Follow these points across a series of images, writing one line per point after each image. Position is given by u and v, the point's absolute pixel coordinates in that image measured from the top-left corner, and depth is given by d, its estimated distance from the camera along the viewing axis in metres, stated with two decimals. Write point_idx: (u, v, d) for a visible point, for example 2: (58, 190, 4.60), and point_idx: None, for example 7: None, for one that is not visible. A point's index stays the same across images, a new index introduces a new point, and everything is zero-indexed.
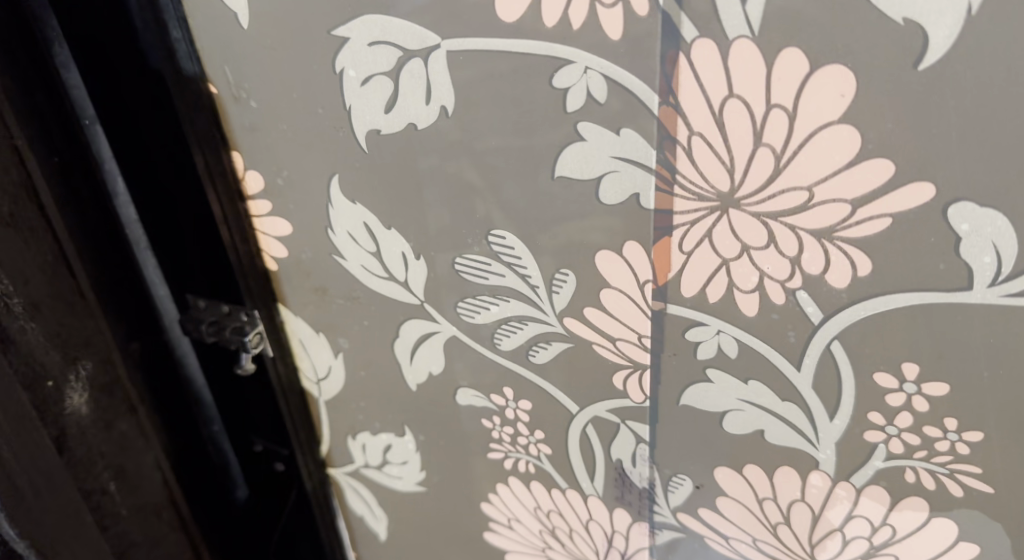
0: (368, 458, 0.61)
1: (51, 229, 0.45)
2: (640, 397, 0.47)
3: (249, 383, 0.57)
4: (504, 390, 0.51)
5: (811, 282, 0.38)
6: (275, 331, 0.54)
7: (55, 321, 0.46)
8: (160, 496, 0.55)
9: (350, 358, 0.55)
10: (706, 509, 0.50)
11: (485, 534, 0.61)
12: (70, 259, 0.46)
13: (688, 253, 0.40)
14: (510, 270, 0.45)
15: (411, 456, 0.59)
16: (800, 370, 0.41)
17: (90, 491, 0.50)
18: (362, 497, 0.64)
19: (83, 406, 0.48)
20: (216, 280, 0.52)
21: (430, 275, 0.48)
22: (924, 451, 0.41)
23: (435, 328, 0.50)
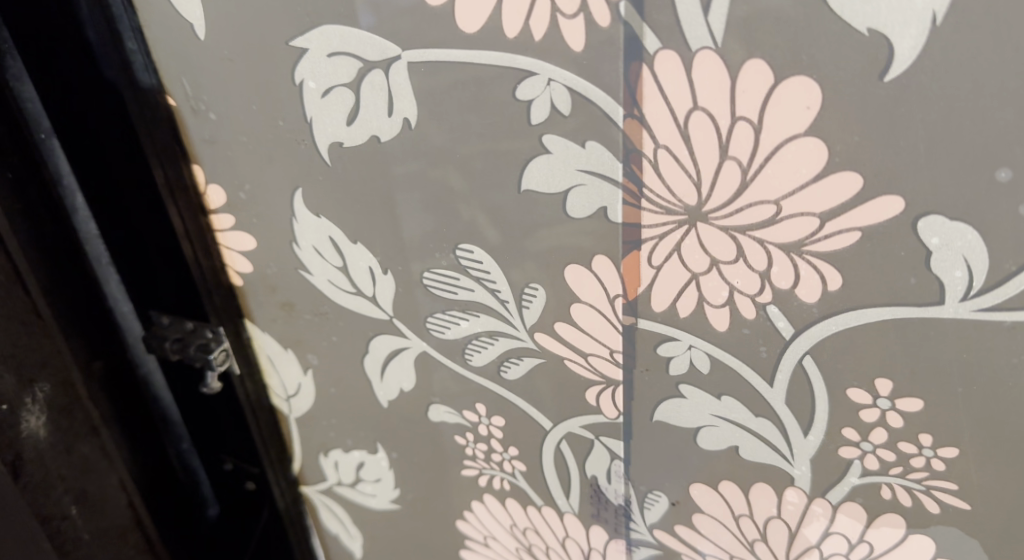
0: (341, 476, 0.59)
1: (4, 248, 0.44)
2: (613, 412, 0.45)
3: (218, 400, 0.56)
4: (477, 407, 0.50)
5: (783, 297, 0.37)
6: (242, 348, 0.53)
7: (10, 342, 0.45)
8: (125, 518, 0.54)
9: (319, 374, 0.53)
10: (683, 527, 0.48)
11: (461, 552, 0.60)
12: (26, 279, 0.45)
13: (657, 267, 0.39)
14: (479, 285, 0.44)
15: (385, 473, 0.58)
16: (774, 386, 0.40)
17: (50, 517, 0.48)
18: (336, 515, 0.63)
19: (41, 429, 0.47)
20: (183, 295, 0.51)
21: (398, 289, 0.46)
22: (899, 468, 0.39)
23: (404, 344, 0.49)
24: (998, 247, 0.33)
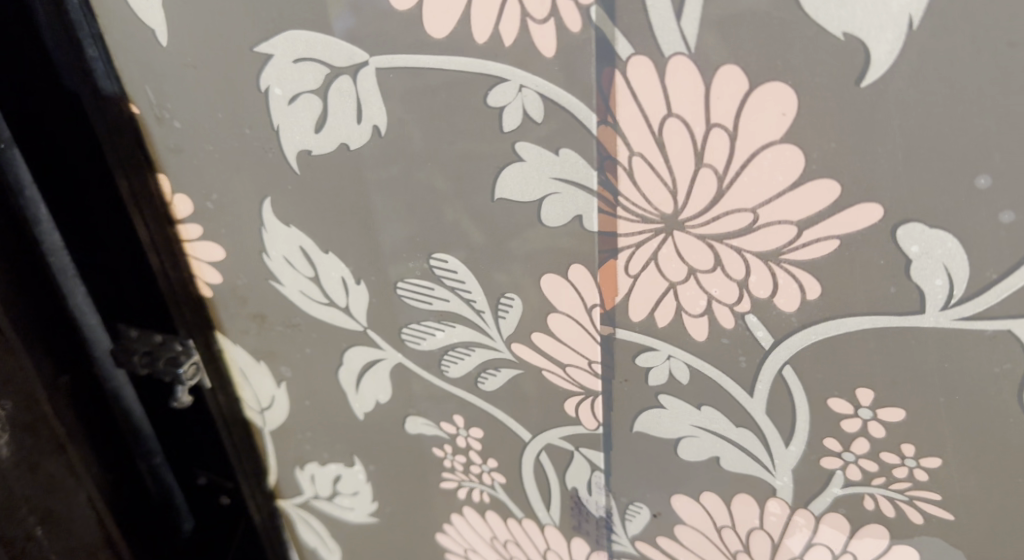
0: (318, 490, 0.58)
1: None
2: (593, 424, 0.45)
3: (190, 414, 0.55)
4: (455, 418, 0.49)
5: (761, 306, 0.37)
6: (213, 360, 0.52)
7: None
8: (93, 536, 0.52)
9: (293, 387, 0.52)
10: (665, 539, 0.48)
11: None
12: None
13: (634, 276, 0.39)
14: (454, 296, 0.43)
15: (362, 486, 0.57)
16: (753, 396, 0.39)
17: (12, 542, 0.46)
18: (313, 528, 0.62)
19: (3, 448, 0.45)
20: (151, 307, 0.50)
21: (372, 299, 0.45)
22: (882, 478, 0.38)
23: (379, 355, 0.48)
24: (978, 257, 0.32)
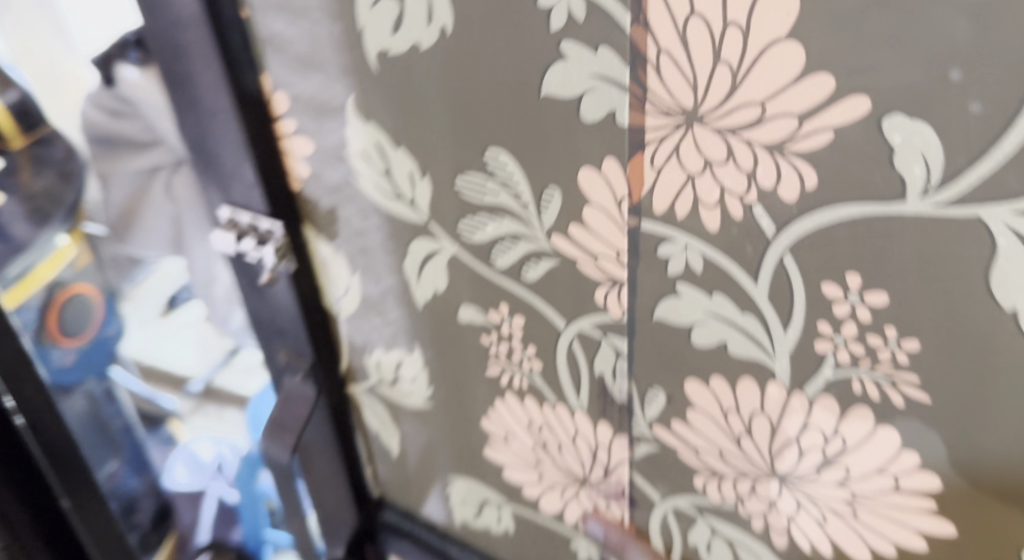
0: (383, 374, 0.65)
1: None
2: (618, 312, 0.50)
3: (273, 302, 0.60)
4: (500, 305, 0.55)
5: (767, 196, 0.41)
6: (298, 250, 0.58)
7: None
8: None
9: (364, 277, 0.59)
10: (678, 422, 0.51)
11: (486, 450, 0.65)
12: None
13: (658, 169, 0.44)
14: (503, 191, 0.49)
15: (420, 372, 0.63)
16: (758, 283, 0.44)
17: None
18: (376, 413, 0.69)
19: None
20: (249, 195, 0.54)
21: (434, 193, 0.52)
22: (867, 361, 0.41)
23: (437, 247, 0.55)
24: (952, 146, 0.35)
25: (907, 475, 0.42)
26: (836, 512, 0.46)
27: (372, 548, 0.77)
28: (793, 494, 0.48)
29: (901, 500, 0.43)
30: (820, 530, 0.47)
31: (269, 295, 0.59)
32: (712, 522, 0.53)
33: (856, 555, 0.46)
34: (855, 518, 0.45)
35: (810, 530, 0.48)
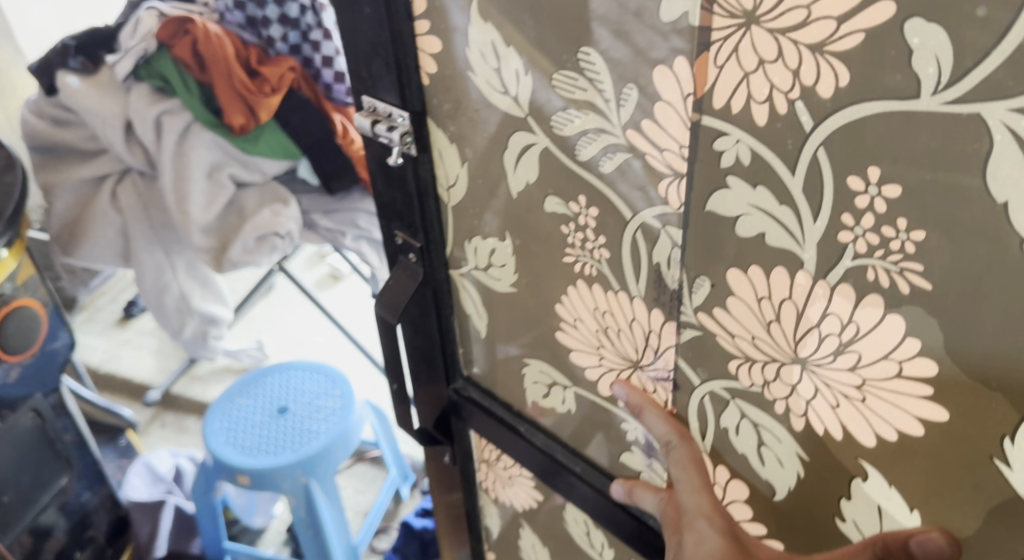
0: (477, 261, 0.67)
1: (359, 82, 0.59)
2: (677, 203, 0.50)
3: (399, 183, 0.65)
4: (579, 197, 0.55)
5: (808, 93, 0.41)
6: (421, 139, 0.62)
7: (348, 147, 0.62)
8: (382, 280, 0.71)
9: (473, 168, 0.61)
10: (719, 310, 0.52)
11: (558, 331, 0.65)
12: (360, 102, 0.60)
13: (721, 67, 0.43)
14: (591, 86, 0.50)
15: (509, 260, 0.64)
16: (795, 174, 0.43)
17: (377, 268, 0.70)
18: (470, 298, 0.71)
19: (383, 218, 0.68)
20: (384, 89, 0.60)
21: (535, 88, 0.53)
22: (881, 251, 0.43)
23: (533, 140, 0.55)
24: (964, 46, 0.36)
25: (909, 361, 0.46)
26: (848, 397, 0.50)
27: (455, 423, 0.82)
28: (812, 380, 0.50)
29: (904, 385, 0.47)
30: (833, 415, 0.51)
31: (398, 178, 0.65)
32: (742, 406, 0.55)
33: (863, 438, 0.51)
34: (864, 402, 0.49)
35: (825, 415, 0.51)
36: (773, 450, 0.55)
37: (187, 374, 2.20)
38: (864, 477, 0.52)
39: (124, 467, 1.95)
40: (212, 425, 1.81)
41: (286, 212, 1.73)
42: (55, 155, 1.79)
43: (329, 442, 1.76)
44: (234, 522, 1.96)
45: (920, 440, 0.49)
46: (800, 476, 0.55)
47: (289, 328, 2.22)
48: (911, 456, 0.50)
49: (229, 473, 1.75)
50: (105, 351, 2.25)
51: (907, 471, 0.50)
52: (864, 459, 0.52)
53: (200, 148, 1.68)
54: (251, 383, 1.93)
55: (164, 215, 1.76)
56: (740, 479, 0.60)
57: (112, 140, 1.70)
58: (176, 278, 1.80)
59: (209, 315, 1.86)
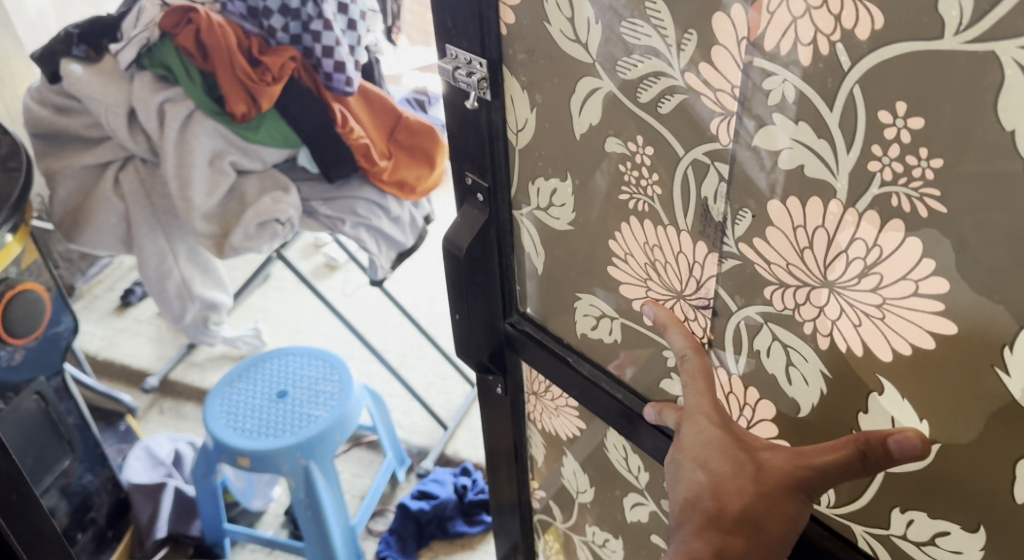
0: (541, 201, 0.85)
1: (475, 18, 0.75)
2: (726, 140, 0.62)
3: (474, 125, 0.83)
4: (638, 138, 0.69)
5: (847, 36, 0.51)
6: (495, 86, 0.79)
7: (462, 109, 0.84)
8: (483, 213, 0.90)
9: (541, 112, 0.78)
10: (760, 238, 0.63)
11: (610, 267, 0.81)
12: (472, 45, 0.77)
13: (772, 13, 0.54)
14: (655, 31, 0.62)
15: (568, 200, 0.81)
16: (832, 111, 0.54)
17: (475, 190, 0.89)
18: (530, 235, 0.89)
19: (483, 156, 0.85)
20: (470, 40, 0.77)
21: (604, 36, 0.67)
22: (905, 178, 0.52)
23: (599, 85, 0.70)
24: None
25: (923, 280, 0.54)
26: (869, 315, 0.59)
27: (509, 354, 1.01)
28: (838, 301, 0.60)
29: (918, 302, 0.55)
30: (855, 331, 0.60)
31: (473, 121, 0.83)
32: (774, 329, 0.67)
33: (881, 353, 0.59)
34: (883, 319, 0.58)
35: (847, 332, 0.61)
36: (800, 369, 0.66)
37: (185, 360, 2.35)
38: (880, 391, 0.60)
39: (125, 451, 1.99)
40: (210, 407, 1.78)
41: (287, 199, 1.65)
42: (58, 142, 1.72)
43: (330, 423, 1.72)
44: (234, 504, 2.00)
45: (930, 352, 0.56)
46: (823, 393, 0.65)
47: (285, 313, 2.49)
48: (923, 369, 0.57)
49: (229, 455, 1.71)
50: (104, 338, 2.43)
51: (919, 384, 0.58)
52: (881, 374, 0.60)
53: (203, 137, 1.61)
54: (250, 367, 1.89)
55: (167, 202, 1.66)
56: (767, 402, 0.71)
57: (114, 127, 1.62)
58: (178, 264, 1.72)
59: (210, 300, 1.80)
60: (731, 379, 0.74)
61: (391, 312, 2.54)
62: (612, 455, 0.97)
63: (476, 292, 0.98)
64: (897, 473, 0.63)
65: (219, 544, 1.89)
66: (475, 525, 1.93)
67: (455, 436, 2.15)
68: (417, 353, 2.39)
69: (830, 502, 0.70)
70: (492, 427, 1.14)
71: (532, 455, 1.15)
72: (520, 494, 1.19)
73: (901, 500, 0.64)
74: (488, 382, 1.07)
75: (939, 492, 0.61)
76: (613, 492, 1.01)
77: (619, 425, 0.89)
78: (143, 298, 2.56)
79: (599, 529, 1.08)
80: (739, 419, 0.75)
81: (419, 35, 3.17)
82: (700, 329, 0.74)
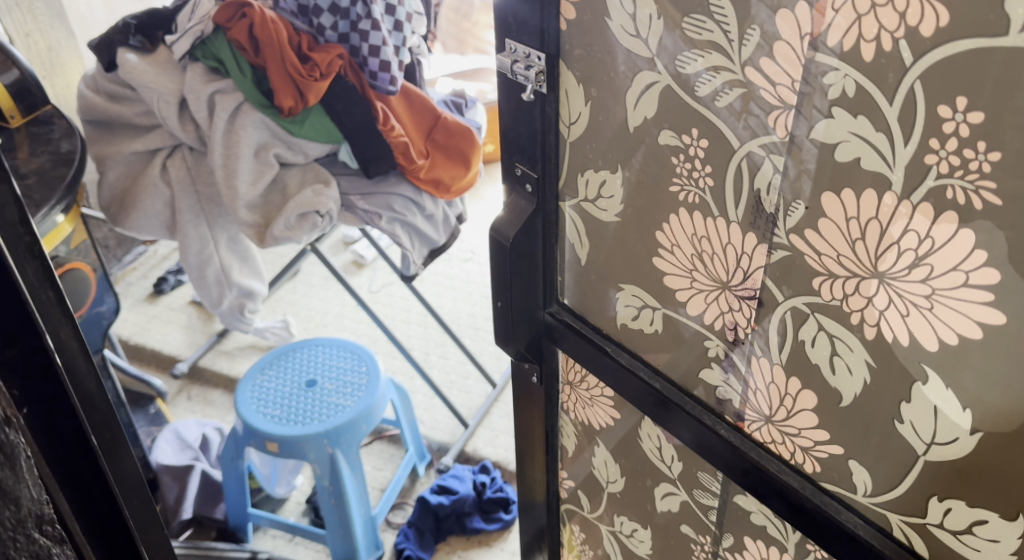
0: (588, 192, 0.87)
1: (539, 13, 0.78)
2: (783, 133, 0.64)
3: (528, 118, 0.86)
4: (693, 131, 0.72)
5: (911, 33, 0.53)
6: (552, 80, 0.82)
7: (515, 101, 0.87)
8: (530, 204, 0.93)
9: (595, 106, 0.80)
10: (812, 229, 0.66)
11: (656, 259, 0.83)
12: (531, 39, 0.81)
13: (836, 11, 0.57)
14: (717, 26, 0.65)
15: (616, 191, 0.83)
16: (892, 105, 0.56)
17: (525, 181, 0.92)
18: (575, 226, 0.92)
19: (535, 147, 0.88)
20: (530, 36, 0.80)
21: (665, 34, 0.69)
22: (961, 171, 0.54)
23: (657, 79, 0.72)
24: None
25: (974, 271, 0.57)
26: (917, 305, 0.61)
27: (547, 345, 1.04)
28: (887, 291, 0.63)
29: (968, 292, 0.57)
30: (902, 322, 0.63)
31: (528, 114, 0.86)
32: (819, 319, 0.69)
33: (927, 343, 0.62)
34: (931, 309, 0.60)
35: (895, 322, 0.63)
36: (844, 358, 0.68)
37: (215, 349, 2.39)
38: (924, 380, 0.63)
39: (155, 433, 2.03)
40: (241, 392, 1.80)
41: (328, 192, 1.69)
42: (109, 129, 1.77)
43: (356, 414, 1.74)
44: (258, 490, 2.03)
45: (976, 342, 0.58)
46: (866, 382, 0.68)
47: (313, 307, 2.53)
48: (968, 358, 0.59)
49: (258, 440, 1.73)
50: (136, 324, 2.48)
51: (963, 372, 0.60)
52: (926, 363, 0.62)
53: (250, 128, 1.65)
54: (281, 356, 1.90)
55: (212, 189, 1.71)
56: (808, 392, 0.74)
57: (165, 115, 1.66)
58: (218, 251, 1.75)
59: (247, 288, 1.83)
60: (773, 369, 0.76)
61: (416, 309, 2.57)
62: (645, 444, 0.99)
63: (518, 283, 1.00)
64: (937, 462, 0.65)
65: (242, 528, 1.90)
66: (492, 522, 1.94)
67: (475, 434, 2.17)
68: (440, 351, 2.42)
69: (867, 491, 0.72)
70: (525, 415, 1.17)
71: (562, 445, 1.17)
72: (549, 485, 1.21)
73: (939, 489, 0.66)
74: (525, 370, 1.10)
75: (978, 480, 0.63)
76: (645, 483, 1.03)
77: (654, 413, 0.91)
78: (176, 287, 2.61)
79: (627, 519, 1.10)
80: (779, 408, 0.77)
81: (453, 43, 3.20)
82: (744, 320, 0.76)
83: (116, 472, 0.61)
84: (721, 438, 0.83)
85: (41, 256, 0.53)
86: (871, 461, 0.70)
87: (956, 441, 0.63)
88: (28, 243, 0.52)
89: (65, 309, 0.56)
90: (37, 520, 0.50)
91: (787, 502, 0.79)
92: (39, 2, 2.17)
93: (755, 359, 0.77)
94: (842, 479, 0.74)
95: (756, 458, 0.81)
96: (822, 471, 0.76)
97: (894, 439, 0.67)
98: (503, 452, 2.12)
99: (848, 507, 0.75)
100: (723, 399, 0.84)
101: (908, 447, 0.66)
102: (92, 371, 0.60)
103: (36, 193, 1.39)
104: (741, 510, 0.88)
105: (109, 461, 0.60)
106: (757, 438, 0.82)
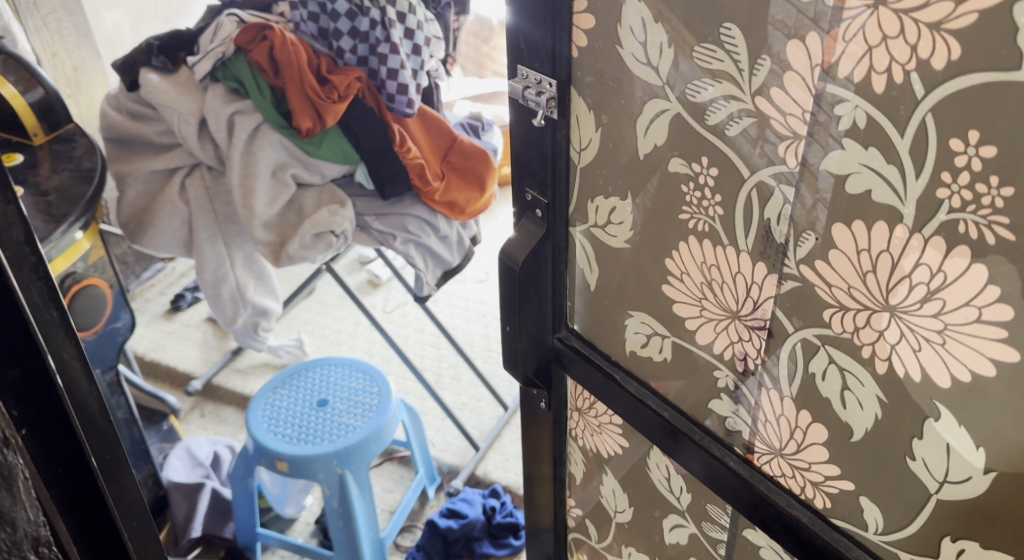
0: (598, 218, 0.86)
1: (552, 38, 0.78)
2: (793, 163, 0.64)
3: (539, 143, 0.86)
4: (703, 159, 0.71)
5: (923, 65, 0.53)
6: (563, 105, 0.82)
7: (524, 127, 0.87)
8: (540, 228, 0.92)
9: (606, 131, 0.80)
10: (823, 260, 0.65)
11: (664, 287, 0.82)
12: (542, 65, 0.81)
13: (847, 42, 0.56)
14: (728, 55, 0.65)
15: (626, 218, 0.83)
16: (903, 138, 0.55)
17: (535, 206, 0.92)
18: (584, 252, 0.91)
19: (547, 173, 0.88)
20: (541, 62, 0.81)
21: (675, 63, 0.69)
22: (973, 206, 0.53)
23: (667, 106, 0.72)
24: None
25: (988, 306, 0.55)
26: (929, 340, 0.60)
27: (555, 370, 1.03)
28: (899, 325, 0.61)
29: (980, 328, 0.56)
30: (914, 357, 0.61)
31: (538, 140, 0.86)
32: (831, 351, 0.68)
33: (940, 379, 0.60)
34: (943, 345, 0.59)
35: (907, 357, 0.62)
36: (855, 393, 0.67)
37: (230, 366, 2.40)
38: (937, 417, 0.62)
39: (167, 451, 2.03)
40: (251, 412, 1.80)
41: (343, 212, 1.69)
42: (130, 147, 1.79)
43: (367, 435, 1.73)
44: (268, 509, 2.02)
45: (989, 379, 0.57)
46: (878, 418, 0.66)
47: (327, 326, 2.54)
48: (982, 395, 0.58)
49: (268, 459, 1.73)
50: (152, 341, 2.49)
51: (975, 410, 0.59)
52: (939, 400, 0.61)
53: (268, 148, 1.66)
54: (293, 376, 1.90)
55: (230, 209, 1.72)
56: (818, 425, 0.72)
57: (185, 135, 1.68)
58: (234, 269, 1.75)
59: (261, 306, 1.83)
60: (784, 402, 0.75)
61: (429, 330, 2.57)
62: (654, 474, 0.97)
63: (525, 309, 0.99)
64: (949, 501, 0.63)
65: (251, 547, 1.87)
66: (502, 548, 1.92)
67: (486, 457, 2.16)
68: (453, 373, 2.41)
69: (878, 528, 0.71)
70: (532, 443, 1.16)
71: (570, 473, 1.16)
72: (555, 513, 1.20)
73: (953, 529, 0.64)
74: (533, 397, 1.09)
75: (994, 521, 0.61)
76: (653, 513, 1.01)
77: (663, 443, 0.90)
78: (193, 304, 2.63)
79: (634, 549, 1.09)
80: (790, 441, 0.76)
81: (472, 67, 3.22)
82: (754, 350, 0.75)
83: (116, 492, 0.61)
84: (730, 470, 0.82)
85: (48, 276, 0.54)
86: (882, 498, 0.69)
87: (969, 481, 0.61)
88: (34, 263, 0.52)
89: (67, 328, 0.56)
90: (33, 542, 0.51)
91: (796, 536, 0.77)
92: (67, 23, 2.22)
93: (765, 390, 0.76)
94: (853, 515, 0.73)
95: (765, 492, 0.79)
96: (832, 507, 0.75)
97: (906, 476, 0.66)
98: (514, 477, 2.10)
99: (859, 544, 0.73)
100: (732, 430, 0.82)
101: (920, 486, 0.65)
102: (93, 393, 0.59)
103: (57, 209, 1.39)
104: (750, 544, 0.87)
105: (108, 482, 0.60)
106: (767, 471, 0.80)
